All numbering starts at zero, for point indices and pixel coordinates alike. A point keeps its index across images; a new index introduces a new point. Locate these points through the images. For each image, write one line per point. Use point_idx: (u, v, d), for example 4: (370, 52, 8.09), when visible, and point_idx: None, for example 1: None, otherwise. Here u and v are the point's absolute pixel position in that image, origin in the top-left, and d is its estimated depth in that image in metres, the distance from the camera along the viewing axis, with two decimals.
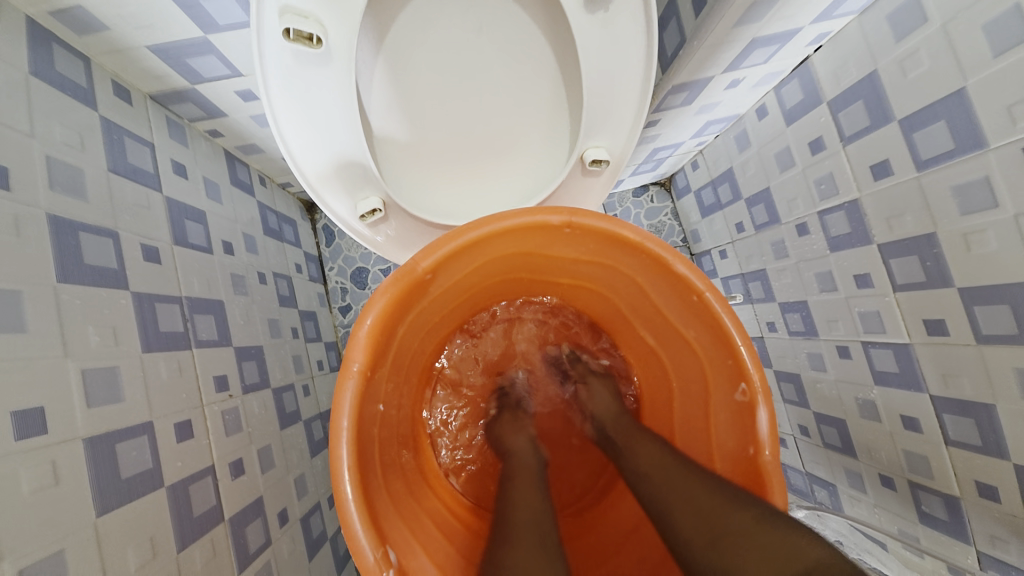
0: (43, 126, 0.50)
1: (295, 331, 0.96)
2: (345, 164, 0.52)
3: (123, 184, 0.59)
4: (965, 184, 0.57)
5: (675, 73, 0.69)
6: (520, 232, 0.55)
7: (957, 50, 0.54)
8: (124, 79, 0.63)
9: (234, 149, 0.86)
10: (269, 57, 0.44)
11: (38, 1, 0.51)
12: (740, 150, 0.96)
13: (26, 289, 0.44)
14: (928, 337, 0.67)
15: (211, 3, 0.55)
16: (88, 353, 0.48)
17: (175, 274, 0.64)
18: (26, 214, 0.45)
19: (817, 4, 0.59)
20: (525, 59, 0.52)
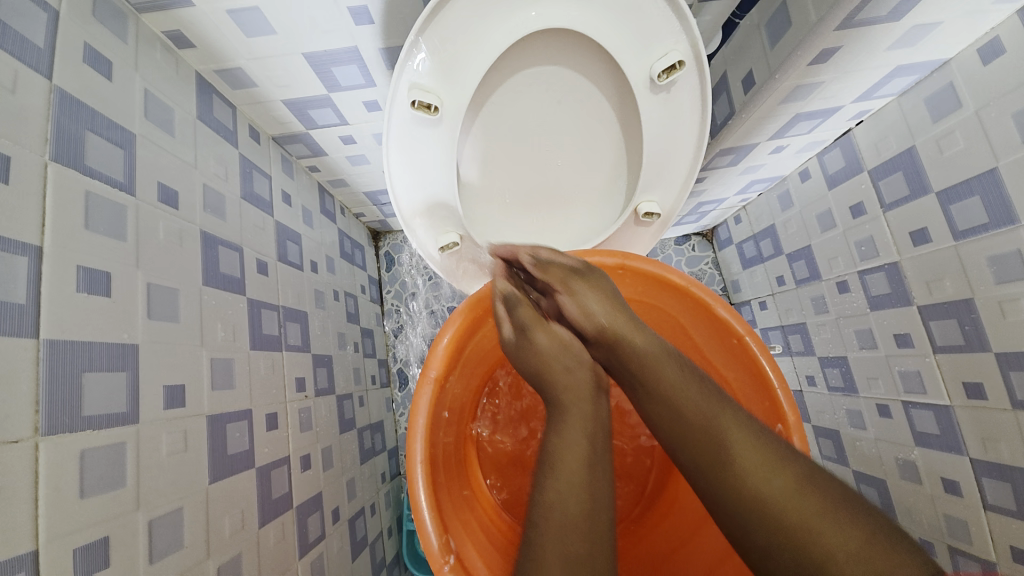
0: (204, 160, 0.63)
1: (356, 345, 1.05)
2: (436, 203, 0.61)
3: (249, 208, 0.71)
4: (1001, 255, 0.60)
5: (722, 139, 0.76)
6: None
7: (989, 134, 0.59)
8: (257, 124, 0.77)
9: (325, 182, 0.99)
10: (393, 118, 0.55)
11: (208, 61, 0.64)
12: (782, 208, 1.01)
13: (183, 288, 0.54)
14: (967, 401, 0.68)
15: (338, 69, 0.67)
16: (216, 345, 0.58)
17: (276, 286, 0.75)
18: (188, 229, 0.57)
19: (860, 88, 0.65)
20: (595, 127, 0.61)
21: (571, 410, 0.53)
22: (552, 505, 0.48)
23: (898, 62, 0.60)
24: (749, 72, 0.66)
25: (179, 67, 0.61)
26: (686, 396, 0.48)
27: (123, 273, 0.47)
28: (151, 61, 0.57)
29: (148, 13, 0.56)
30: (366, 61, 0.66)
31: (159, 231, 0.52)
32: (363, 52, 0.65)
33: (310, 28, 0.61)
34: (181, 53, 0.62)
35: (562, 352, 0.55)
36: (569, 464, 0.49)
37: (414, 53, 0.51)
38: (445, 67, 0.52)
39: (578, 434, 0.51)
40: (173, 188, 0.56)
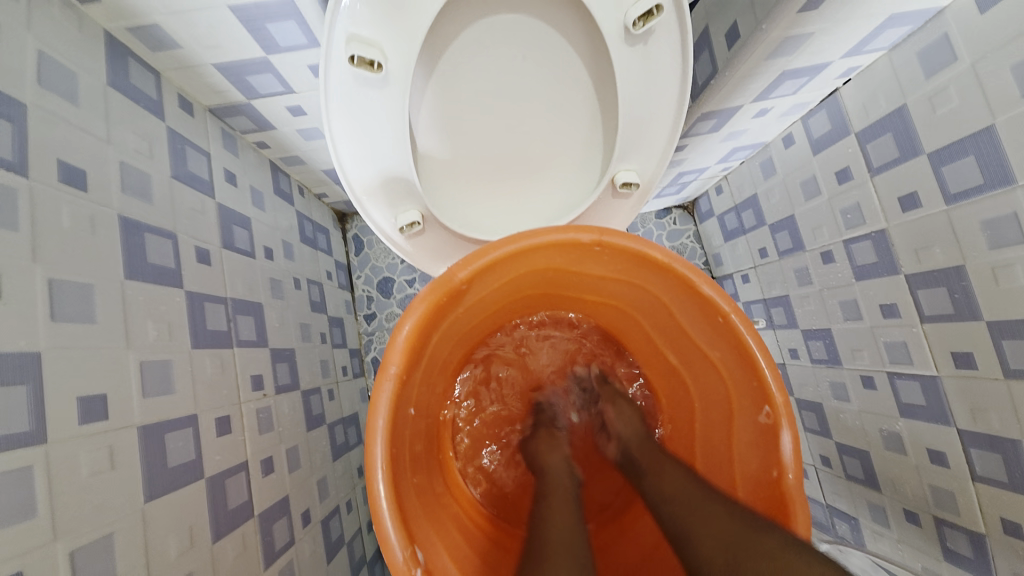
0: (119, 135, 0.54)
1: (323, 336, 0.99)
2: (391, 178, 0.55)
3: (183, 190, 0.63)
4: (996, 219, 0.57)
5: (703, 102, 0.71)
6: (554, 250, 0.58)
7: (986, 89, 0.55)
8: (188, 93, 0.68)
9: (278, 160, 0.91)
10: (333, 78, 0.48)
11: (118, 18, 0.55)
12: (765, 177, 0.97)
13: (98, 284, 0.47)
14: (955, 370, 0.67)
15: (274, 27, 0.59)
16: (147, 346, 0.51)
17: (221, 276, 0.68)
18: (103, 214, 0.49)
19: (850, 40, 0.60)
20: (565, 87, 0.55)
21: (557, 484, 0.59)
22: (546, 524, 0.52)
23: (892, 9, 0.55)
24: (733, 25, 0.60)
25: (83, 25, 0.53)
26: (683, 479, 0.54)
27: (15, 268, 0.40)
28: (44, 18, 0.48)
29: None
30: (306, 15, 0.59)
31: (62, 217, 0.45)
32: (301, 6, 0.57)
33: None
34: (84, 8, 0.53)
35: (553, 446, 0.65)
36: (563, 508, 0.54)
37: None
38: (388, 15, 0.45)
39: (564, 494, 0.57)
40: (80, 167, 0.48)
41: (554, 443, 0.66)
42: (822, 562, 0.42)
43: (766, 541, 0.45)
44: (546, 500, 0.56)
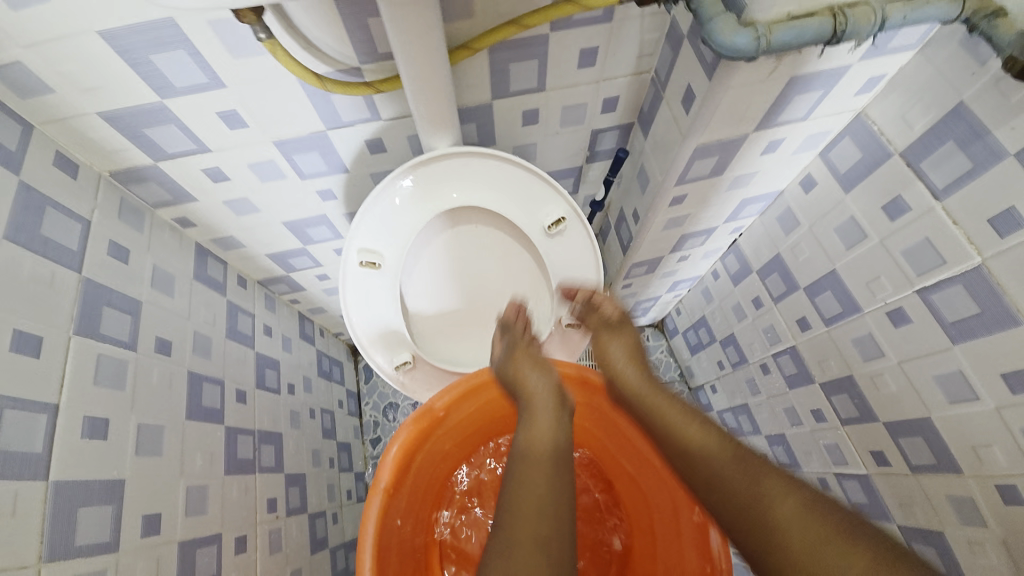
0: (196, 311, 0.76)
1: (332, 460, 1.11)
2: (388, 333, 0.74)
3: (232, 345, 0.83)
4: (859, 337, 0.72)
5: (631, 256, 0.92)
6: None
7: (823, 244, 0.74)
8: (244, 272, 0.92)
9: (305, 310, 1.13)
10: (347, 273, 0.69)
11: (205, 234, 0.79)
12: (707, 302, 1.16)
13: (169, 425, 0.64)
14: (878, 468, 0.76)
15: (312, 230, 0.84)
16: (194, 473, 0.66)
17: (252, 411, 0.84)
18: (177, 371, 0.68)
19: (723, 213, 0.83)
20: (515, 265, 0.76)
21: (531, 452, 0.56)
22: (529, 438, 0.57)
23: (743, 195, 0.77)
24: (635, 209, 0.83)
25: (182, 241, 0.77)
26: (683, 423, 0.58)
27: (119, 417, 0.57)
28: (160, 242, 0.72)
29: (161, 208, 0.72)
30: (333, 221, 0.83)
31: (152, 376, 0.63)
32: (330, 216, 0.82)
33: (288, 207, 0.77)
34: (185, 230, 0.77)
35: (536, 365, 0.65)
36: (542, 426, 0.58)
37: (359, 228, 0.66)
38: (385, 234, 0.67)
39: (545, 407, 0.60)
40: (168, 338, 0.68)
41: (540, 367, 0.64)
42: (843, 529, 0.46)
43: (715, 439, 0.56)
44: (524, 428, 0.59)
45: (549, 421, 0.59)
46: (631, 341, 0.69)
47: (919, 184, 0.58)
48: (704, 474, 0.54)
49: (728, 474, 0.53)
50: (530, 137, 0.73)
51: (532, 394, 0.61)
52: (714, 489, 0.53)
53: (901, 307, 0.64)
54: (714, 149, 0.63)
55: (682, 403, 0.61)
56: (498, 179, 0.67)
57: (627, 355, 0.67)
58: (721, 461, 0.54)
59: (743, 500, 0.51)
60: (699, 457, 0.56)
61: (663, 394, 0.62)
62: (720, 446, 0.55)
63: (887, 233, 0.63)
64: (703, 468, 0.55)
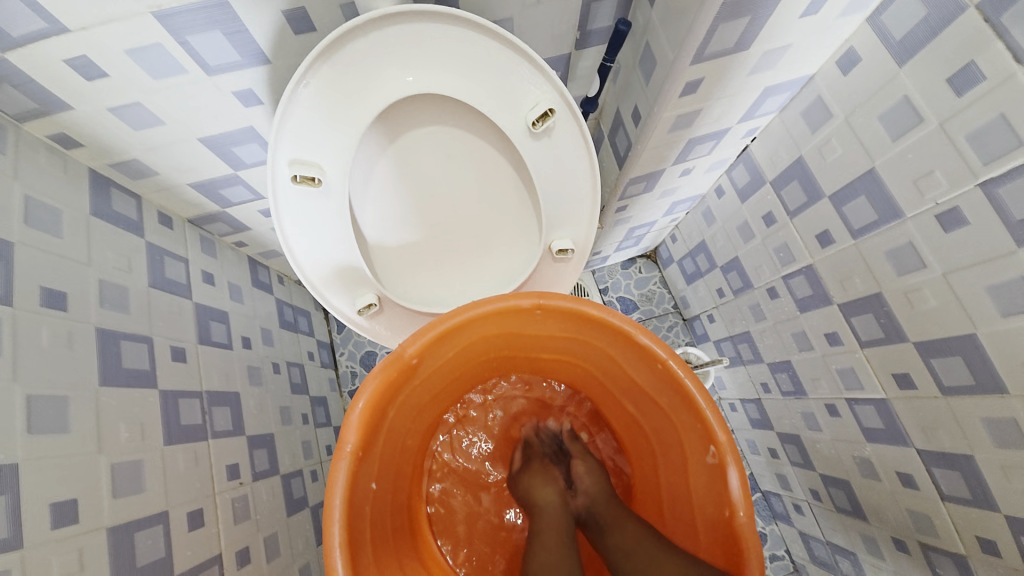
0: (100, 256, 0.61)
1: (305, 417, 1.02)
2: (343, 268, 0.61)
3: (160, 296, 0.69)
4: (895, 248, 0.62)
5: (628, 170, 0.79)
6: (496, 318, 0.63)
7: (860, 139, 0.62)
8: (168, 209, 0.77)
9: (257, 254, 0.99)
10: (279, 194, 0.54)
11: (100, 158, 0.63)
12: (708, 224, 1.05)
13: (74, 394, 0.52)
14: (900, 391, 0.69)
15: (240, 149, 0.68)
16: (120, 448, 0.55)
17: (197, 371, 0.72)
18: (80, 329, 0.55)
19: (740, 108, 0.69)
20: (493, 175, 0.62)
21: (544, 530, 0.64)
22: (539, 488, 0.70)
23: (767, 81, 0.64)
24: (636, 108, 0.69)
25: (68, 167, 0.60)
26: (627, 522, 0.61)
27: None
28: (33, 167, 0.55)
29: (28, 121, 0.55)
30: (265, 137, 0.67)
31: (41, 336, 0.50)
32: (260, 130, 0.65)
33: (201, 118, 0.61)
34: (70, 152, 0.60)
35: (546, 483, 0.70)
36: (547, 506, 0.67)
37: (287, 131, 0.51)
38: (322, 139, 0.52)
39: (549, 493, 0.69)
40: (61, 289, 0.54)
41: (551, 483, 0.70)
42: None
43: (632, 530, 0.60)
44: (538, 535, 0.64)
45: (554, 518, 0.66)
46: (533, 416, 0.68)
47: (1000, 43, 0.45)
48: (628, 546, 0.59)
49: (640, 545, 0.58)
50: (505, 8, 0.57)
51: (544, 520, 0.65)
52: (632, 558, 0.57)
53: (956, 207, 0.54)
54: (745, 2, 0.49)
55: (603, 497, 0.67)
56: (465, 56, 0.51)
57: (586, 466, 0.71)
58: (639, 543, 0.58)
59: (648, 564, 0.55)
60: (619, 520, 0.61)
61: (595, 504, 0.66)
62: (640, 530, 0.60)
63: (950, 113, 0.51)
64: (632, 543, 0.59)
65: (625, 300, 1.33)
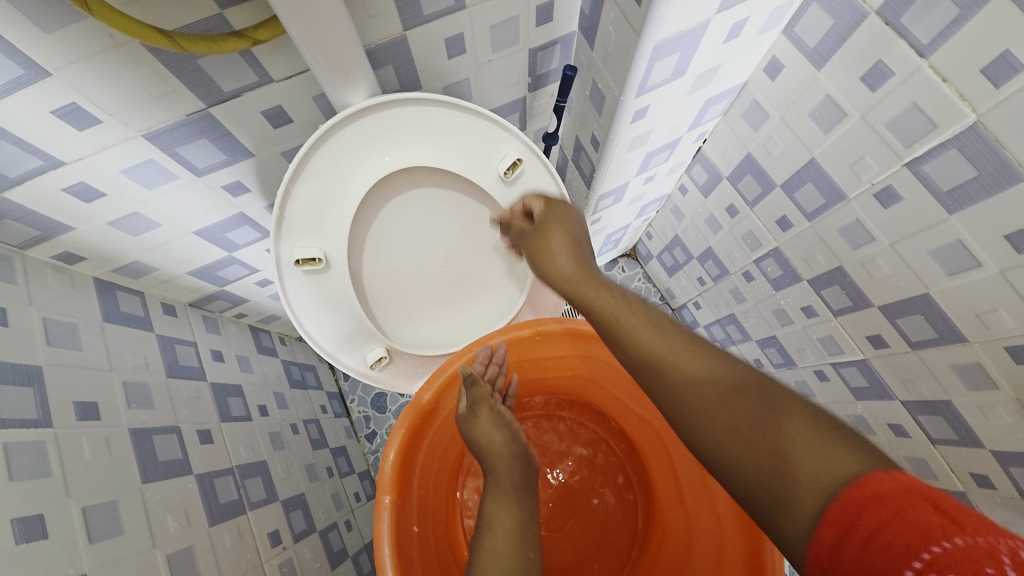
0: (119, 358, 0.64)
1: (330, 469, 1.04)
2: (355, 332, 0.65)
3: (178, 384, 0.72)
4: (846, 226, 0.69)
5: (595, 188, 0.84)
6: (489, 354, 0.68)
7: (798, 134, 0.69)
8: (169, 298, 0.80)
9: (256, 322, 1.02)
10: (287, 277, 0.59)
11: (103, 265, 0.66)
12: (678, 220, 1.11)
13: (120, 496, 0.55)
14: (876, 350, 0.75)
15: (233, 233, 0.72)
16: (169, 538, 0.58)
17: (225, 448, 0.75)
18: (116, 433, 0.58)
19: (687, 121, 0.76)
20: (475, 223, 0.66)
21: (500, 475, 0.56)
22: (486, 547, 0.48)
23: (706, 96, 0.70)
24: (593, 134, 0.74)
25: (75, 281, 0.64)
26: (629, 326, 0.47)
27: (56, 508, 0.48)
28: (44, 287, 0.59)
29: (31, 248, 0.58)
30: (255, 219, 0.71)
31: (84, 449, 0.53)
32: (250, 214, 0.69)
33: (195, 214, 0.65)
34: (75, 266, 0.64)
35: (497, 423, 0.61)
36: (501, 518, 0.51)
37: (286, 223, 0.56)
38: (318, 223, 0.57)
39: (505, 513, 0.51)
40: (92, 400, 0.57)
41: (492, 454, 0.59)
42: (736, 388, 0.40)
43: (697, 360, 0.43)
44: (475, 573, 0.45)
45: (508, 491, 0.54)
46: (564, 223, 0.57)
47: (901, 43, 0.52)
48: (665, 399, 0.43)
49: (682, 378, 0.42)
50: (462, 72, 0.62)
51: (495, 457, 0.58)
52: (715, 378, 0.41)
53: (889, 185, 0.60)
54: (670, 45, 0.55)
55: (654, 317, 0.48)
56: (436, 130, 0.57)
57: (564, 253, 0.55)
58: (694, 386, 0.41)
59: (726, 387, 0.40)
60: (688, 395, 0.41)
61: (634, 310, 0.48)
62: (669, 326, 0.46)
63: (869, 108, 0.59)
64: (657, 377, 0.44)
65: None
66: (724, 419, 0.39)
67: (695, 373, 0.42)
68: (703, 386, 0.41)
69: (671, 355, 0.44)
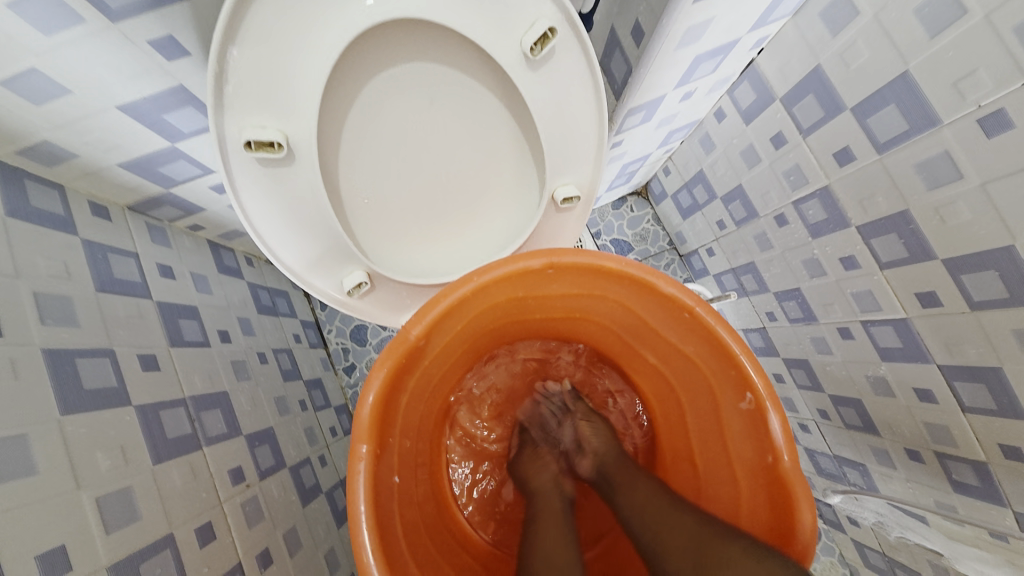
0: (29, 263, 0.51)
1: (303, 403, 0.96)
2: (327, 249, 0.53)
3: (113, 300, 0.60)
4: (927, 161, 0.57)
5: (626, 99, 0.70)
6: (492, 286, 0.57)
7: (891, 36, 0.55)
8: (99, 197, 0.65)
9: (217, 236, 0.88)
10: (236, 166, 0.45)
11: (5, 144, 0.51)
12: (706, 152, 0.98)
13: (31, 431, 0.45)
14: (922, 310, 0.67)
15: (174, 115, 0.57)
16: (100, 479, 0.49)
17: (176, 376, 0.65)
18: (24, 354, 0.46)
19: (754, 14, 0.61)
20: (482, 118, 0.52)
21: (455, 533, 0.63)
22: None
23: None
24: (637, 22, 0.59)
25: None
26: (632, 478, 0.60)
27: None
28: None
29: None
30: (200, 98, 0.56)
31: None
32: (193, 89, 0.54)
33: (116, 79, 0.50)
34: None
35: (538, 464, 0.68)
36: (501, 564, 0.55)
37: (232, 88, 0.42)
38: (275, 94, 0.43)
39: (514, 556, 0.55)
40: None
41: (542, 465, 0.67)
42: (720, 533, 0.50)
43: (687, 523, 0.52)
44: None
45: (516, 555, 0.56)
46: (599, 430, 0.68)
47: None
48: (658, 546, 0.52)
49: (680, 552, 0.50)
50: None
51: (463, 524, 0.64)
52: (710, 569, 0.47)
53: (1002, 108, 0.49)
54: None
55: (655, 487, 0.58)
56: None
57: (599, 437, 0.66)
58: (655, 499, 0.56)
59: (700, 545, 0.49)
60: (660, 512, 0.55)
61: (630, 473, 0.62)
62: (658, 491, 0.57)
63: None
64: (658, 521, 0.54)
65: (619, 243, 1.28)
66: (717, 567, 0.47)
67: (691, 520, 0.52)
68: (675, 520, 0.53)
69: (675, 524, 0.52)
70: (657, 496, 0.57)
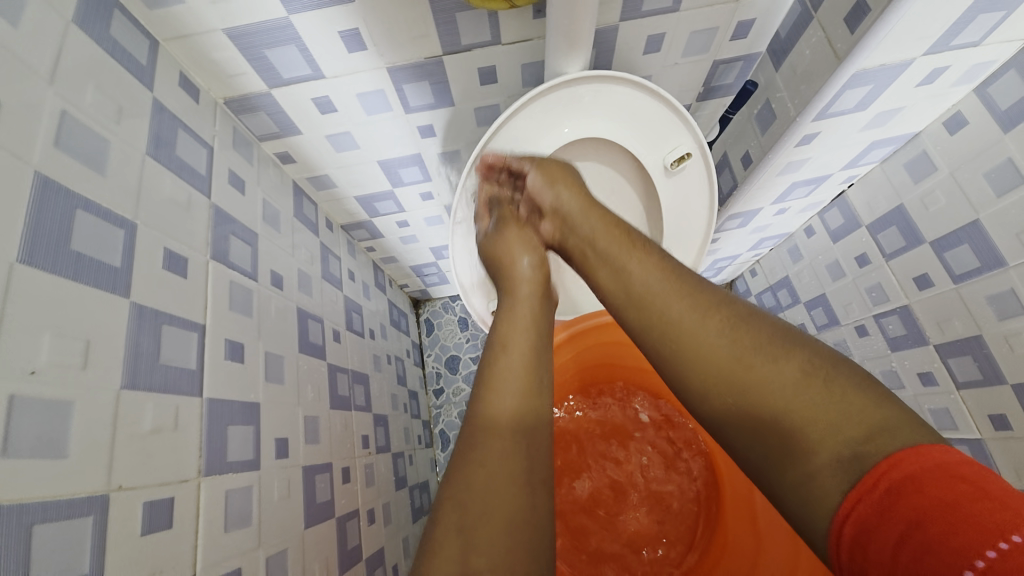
0: (298, 249, 0.76)
1: (405, 406, 1.13)
2: (491, 276, 0.72)
3: (326, 286, 0.83)
4: (998, 294, 0.67)
5: (729, 205, 0.87)
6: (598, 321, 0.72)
7: (965, 190, 0.68)
8: (331, 215, 0.92)
9: (379, 260, 1.13)
10: (461, 209, 0.68)
11: (303, 171, 0.78)
12: (794, 261, 1.10)
13: (285, 354, 0.64)
14: (996, 433, 0.71)
15: (403, 170, 0.81)
16: (308, 403, 0.67)
17: (344, 351, 0.85)
18: (289, 305, 0.69)
19: (845, 158, 0.77)
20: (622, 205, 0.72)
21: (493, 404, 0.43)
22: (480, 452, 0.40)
23: (873, 137, 0.72)
24: (747, 152, 0.77)
25: (283, 179, 0.76)
26: (661, 299, 0.42)
27: (252, 344, 0.57)
28: (267, 175, 0.71)
29: (267, 141, 0.70)
30: (425, 162, 0.80)
31: (272, 308, 0.64)
32: (425, 156, 0.78)
33: (386, 145, 0.75)
34: (285, 167, 0.76)
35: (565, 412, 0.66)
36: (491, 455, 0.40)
37: (478, 163, 0.65)
38: None
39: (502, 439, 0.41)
40: (279, 272, 0.68)
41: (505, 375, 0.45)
42: (782, 335, 0.38)
43: (743, 341, 0.38)
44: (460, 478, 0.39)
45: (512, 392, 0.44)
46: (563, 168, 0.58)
47: None
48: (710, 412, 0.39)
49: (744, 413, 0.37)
50: (648, 69, 0.68)
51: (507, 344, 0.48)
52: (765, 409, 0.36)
53: None
54: (870, 75, 0.58)
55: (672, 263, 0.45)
56: (622, 110, 0.63)
57: (591, 215, 0.52)
58: (743, 398, 0.37)
59: (765, 419, 0.36)
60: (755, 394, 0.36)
61: (627, 243, 0.47)
62: (715, 327, 0.39)
63: None
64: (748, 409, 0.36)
65: None
66: (765, 381, 0.36)
67: (787, 381, 0.35)
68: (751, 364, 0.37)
69: (713, 340, 0.39)
70: (731, 339, 0.38)
